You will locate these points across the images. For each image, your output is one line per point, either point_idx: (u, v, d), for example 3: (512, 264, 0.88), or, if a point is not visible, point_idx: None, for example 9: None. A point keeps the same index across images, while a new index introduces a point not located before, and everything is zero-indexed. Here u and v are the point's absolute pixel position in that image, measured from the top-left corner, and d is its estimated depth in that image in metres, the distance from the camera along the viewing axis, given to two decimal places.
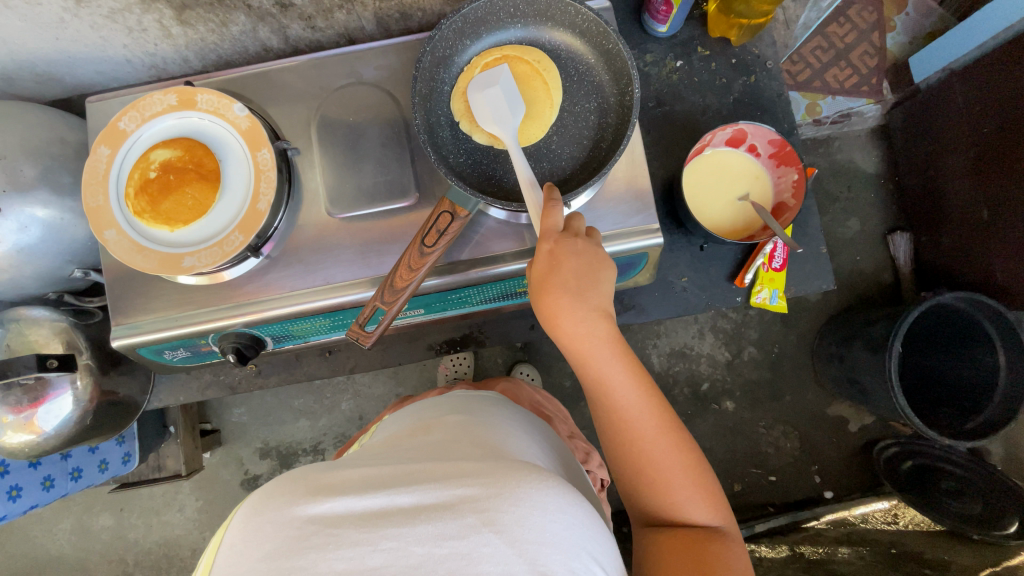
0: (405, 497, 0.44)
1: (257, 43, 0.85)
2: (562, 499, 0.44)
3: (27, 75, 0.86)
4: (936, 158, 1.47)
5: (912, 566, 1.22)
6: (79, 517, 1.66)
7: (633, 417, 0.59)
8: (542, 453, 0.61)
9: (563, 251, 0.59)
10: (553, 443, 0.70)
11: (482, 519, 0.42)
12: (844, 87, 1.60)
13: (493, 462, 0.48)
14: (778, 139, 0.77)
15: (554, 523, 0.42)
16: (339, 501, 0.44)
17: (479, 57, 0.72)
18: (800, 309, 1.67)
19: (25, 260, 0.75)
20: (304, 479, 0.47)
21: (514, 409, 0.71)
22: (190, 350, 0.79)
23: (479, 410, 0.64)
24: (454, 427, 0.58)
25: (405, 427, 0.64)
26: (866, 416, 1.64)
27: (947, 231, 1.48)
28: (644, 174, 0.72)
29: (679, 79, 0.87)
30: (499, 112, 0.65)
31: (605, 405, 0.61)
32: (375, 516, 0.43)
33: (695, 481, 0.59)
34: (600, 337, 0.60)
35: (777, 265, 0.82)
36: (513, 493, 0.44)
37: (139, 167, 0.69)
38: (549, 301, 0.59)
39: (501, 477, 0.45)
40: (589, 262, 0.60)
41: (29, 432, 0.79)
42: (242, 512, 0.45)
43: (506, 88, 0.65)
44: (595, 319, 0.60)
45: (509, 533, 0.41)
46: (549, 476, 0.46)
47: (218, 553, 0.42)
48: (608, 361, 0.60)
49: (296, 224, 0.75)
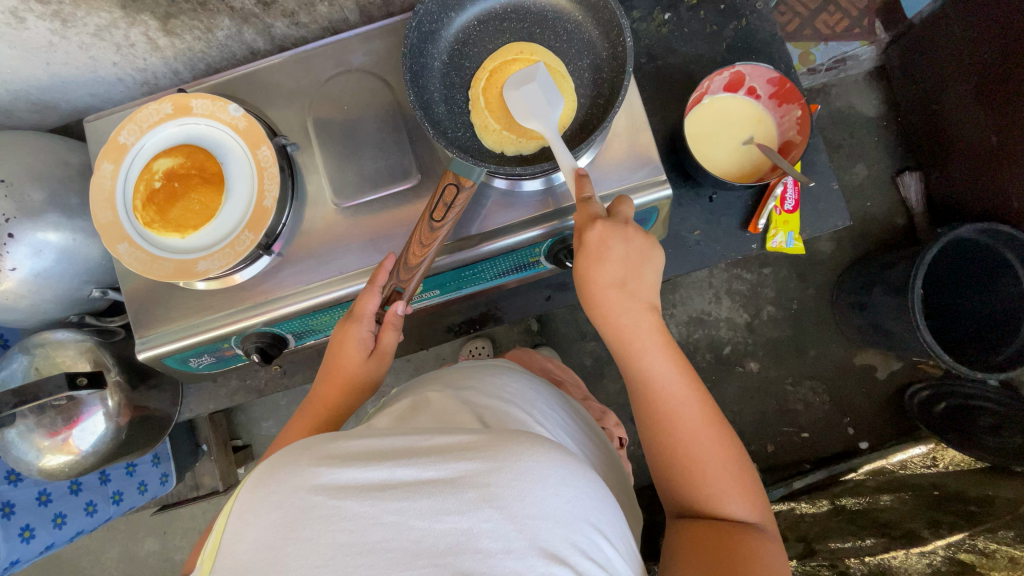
0: (405, 471, 0.40)
1: (244, 47, 0.85)
2: (565, 471, 0.40)
3: (24, 104, 0.88)
4: (937, 92, 1.44)
5: (957, 505, 1.22)
6: (125, 543, 1.69)
7: (674, 406, 0.60)
8: (550, 424, 0.58)
9: (612, 241, 0.60)
10: (569, 413, 0.67)
11: (482, 494, 0.38)
12: (836, 31, 1.50)
13: (496, 431, 0.44)
14: (777, 77, 0.76)
15: (557, 496, 0.39)
16: (343, 471, 0.40)
17: (469, 90, 0.70)
18: (815, 261, 1.66)
19: (43, 285, 0.76)
20: (310, 448, 0.43)
21: (522, 377, 0.68)
22: (214, 356, 0.79)
23: (485, 382, 0.61)
24: (460, 404, 0.54)
25: (397, 402, 0.59)
26: (894, 361, 1.62)
27: (956, 164, 1.44)
28: (644, 129, 0.72)
29: (669, 31, 0.86)
30: (536, 106, 0.63)
31: (645, 395, 0.62)
32: (375, 488, 0.39)
33: (739, 479, 0.58)
34: (645, 328, 0.63)
35: (789, 206, 0.80)
36: (514, 466, 0.40)
37: (144, 179, 0.70)
38: (600, 297, 0.63)
39: (501, 447, 0.41)
40: (635, 255, 0.62)
41: (67, 452, 0.80)
42: (245, 484, 0.41)
43: (543, 82, 0.64)
44: (639, 310, 0.63)
45: (510, 508, 0.37)
46: (553, 446, 0.43)
47: (225, 525, 0.39)
48: (650, 349, 0.62)
49: (303, 220, 0.75)
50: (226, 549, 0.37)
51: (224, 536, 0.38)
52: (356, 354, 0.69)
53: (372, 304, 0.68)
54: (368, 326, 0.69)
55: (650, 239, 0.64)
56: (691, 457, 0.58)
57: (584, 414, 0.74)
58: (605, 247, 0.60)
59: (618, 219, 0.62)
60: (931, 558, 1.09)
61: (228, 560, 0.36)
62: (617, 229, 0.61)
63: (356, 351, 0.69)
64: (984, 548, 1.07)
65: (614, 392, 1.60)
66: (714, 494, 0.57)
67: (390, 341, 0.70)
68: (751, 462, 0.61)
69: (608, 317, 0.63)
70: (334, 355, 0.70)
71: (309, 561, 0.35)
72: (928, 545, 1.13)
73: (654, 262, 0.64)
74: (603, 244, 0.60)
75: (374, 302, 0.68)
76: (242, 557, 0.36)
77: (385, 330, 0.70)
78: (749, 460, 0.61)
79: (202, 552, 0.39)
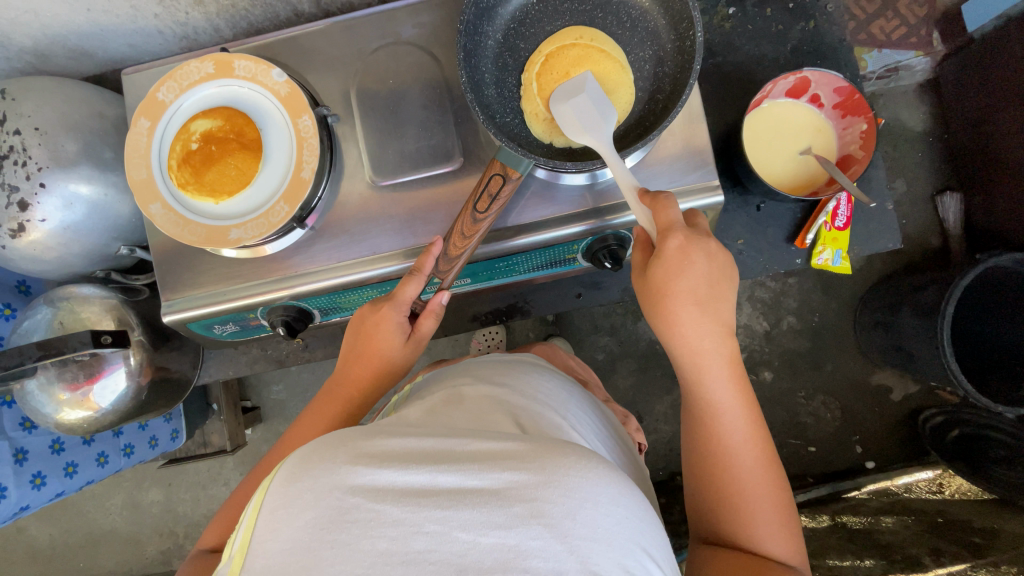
0: (448, 478, 0.39)
1: (288, 8, 0.82)
2: (614, 489, 0.39)
3: (59, 50, 0.86)
4: (991, 112, 1.38)
5: (961, 535, 1.21)
6: (130, 491, 1.72)
7: (732, 434, 0.59)
8: (582, 431, 0.57)
9: (693, 254, 0.58)
10: (598, 419, 0.66)
11: (529, 509, 0.37)
12: (892, 39, 1.38)
13: (540, 441, 0.42)
14: (846, 86, 0.72)
15: (607, 517, 0.37)
16: (382, 473, 0.39)
17: (523, 74, 0.67)
18: (843, 276, 1.62)
19: (72, 239, 0.75)
20: (345, 444, 0.42)
21: (552, 377, 0.66)
22: (239, 324, 0.78)
23: (518, 380, 0.59)
24: (501, 404, 0.52)
25: (431, 394, 0.58)
26: (911, 384, 1.59)
27: (1003, 188, 1.39)
28: (702, 130, 0.68)
29: (732, 27, 0.82)
30: (590, 121, 0.60)
31: (705, 417, 0.60)
32: (416, 494, 0.38)
33: (784, 524, 0.57)
34: (717, 350, 0.60)
35: (841, 222, 0.77)
36: (562, 482, 0.38)
37: (181, 139, 0.68)
38: (674, 310, 0.60)
39: (547, 460, 0.40)
40: (715, 272, 0.60)
41: (87, 408, 0.79)
42: (277, 476, 0.39)
43: (593, 94, 0.60)
44: (720, 336, 0.60)
45: (560, 527, 0.36)
46: (599, 461, 0.41)
47: (256, 518, 0.37)
48: (718, 372, 0.60)
49: (339, 195, 0.73)
50: (257, 546, 0.36)
51: (255, 531, 0.37)
52: (394, 339, 0.67)
53: (413, 292, 0.65)
54: (405, 311, 0.66)
55: (732, 260, 0.61)
56: (738, 489, 0.58)
57: (611, 419, 0.72)
58: (686, 259, 0.58)
59: (697, 230, 0.60)
60: None
61: (260, 559, 0.35)
62: (697, 243, 0.58)
63: (393, 337, 0.66)
64: None
65: (624, 390, 1.58)
66: (756, 528, 0.56)
67: (428, 327, 0.69)
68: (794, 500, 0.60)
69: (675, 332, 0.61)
70: (367, 342, 0.67)
71: (348, 568, 0.34)
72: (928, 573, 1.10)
73: (733, 281, 0.61)
74: (683, 256, 0.58)
75: (414, 289, 0.65)
76: (275, 557, 0.35)
77: (425, 316, 0.68)
78: (794, 505, 0.60)
79: (228, 544, 0.38)
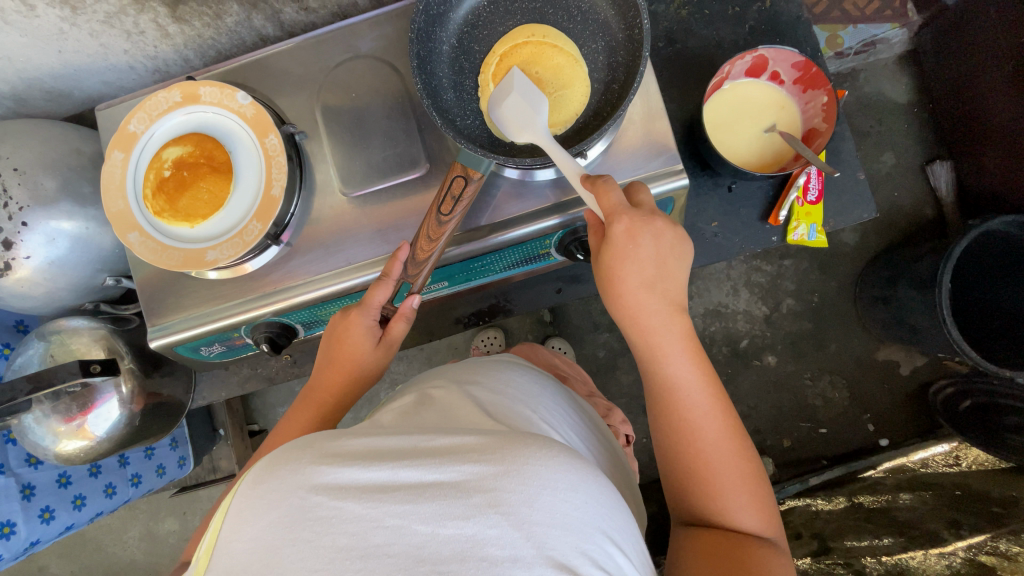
0: (409, 473, 0.40)
1: (253, 33, 0.84)
2: (575, 475, 0.39)
3: (38, 93, 0.88)
4: (971, 77, 1.37)
5: (980, 506, 1.18)
6: (147, 522, 1.74)
7: (695, 412, 0.59)
8: (557, 424, 0.57)
9: (639, 235, 0.58)
10: (576, 412, 0.66)
11: (487, 499, 0.37)
12: (866, 13, 1.38)
13: (505, 434, 0.43)
14: (802, 61, 0.73)
15: (565, 502, 0.38)
16: (345, 471, 0.40)
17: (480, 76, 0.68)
18: (838, 253, 1.60)
19: (57, 273, 0.77)
20: (312, 445, 0.43)
21: (528, 373, 0.67)
22: (225, 345, 0.80)
23: (489, 378, 0.60)
24: (469, 401, 0.53)
25: (401, 398, 0.58)
26: (918, 357, 1.57)
27: (990, 152, 1.38)
28: (661, 117, 0.69)
29: (689, 13, 0.82)
30: (524, 118, 0.61)
31: (665, 397, 0.61)
32: (377, 490, 0.38)
33: (753, 496, 0.57)
34: (672, 329, 0.61)
35: (813, 196, 0.77)
36: (521, 471, 0.39)
37: (153, 167, 0.70)
38: (626, 294, 0.61)
39: (508, 451, 0.40)
40: (664, 252, 0.60)
41: (82, 438, 0.82)
42: (244, 481, 0.40)
43: (523, 90, 0.61)
44: (668, 313, 0.61)
45: (517, 514, 0.36)
46: (562, 450, 0.41)
47: (223, 522, 0.38)
48: (674, 351, 0.60)
49: (311, 209, 0.74)
50: (223, 549, 0.36)
51: (221, 534, 0.37)
52: (364, 343, 0.68)
53: (382, 295, 0.66)
54: (375, 315, 0.67)
55: (681, 236, 0.61)
56: (706, 465, 0.57)
57: (592, 413, 0.73)
58: (633, 241, 0.58)
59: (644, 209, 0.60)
60: (951, 559, 1.05)
61: (224, 560, 0.35)
62: (643, 223, 0.58)
63: (363, 340, 0.67)
64: (1006, 550, 1.02)
65: (627, 385, 1.58)
66: (727, 503, 0.56)
67: (398, 330, 0.69)
68: (765, 474, 0.60)
69: (631, 314, 0.61)
70: (339, 345, 0.68)
71: (307, 564, 0.34)
72: (948, 547, 1.09)
73: (683, 259, 0.62)
74: (630, 238, 0.58)
75: (382, 293, 0.66)
76: (239, 557, 0.35)
77: (395, 319, 0.69)
78: (767, 476, 0.59)
79: (197, 551, 0.39)
